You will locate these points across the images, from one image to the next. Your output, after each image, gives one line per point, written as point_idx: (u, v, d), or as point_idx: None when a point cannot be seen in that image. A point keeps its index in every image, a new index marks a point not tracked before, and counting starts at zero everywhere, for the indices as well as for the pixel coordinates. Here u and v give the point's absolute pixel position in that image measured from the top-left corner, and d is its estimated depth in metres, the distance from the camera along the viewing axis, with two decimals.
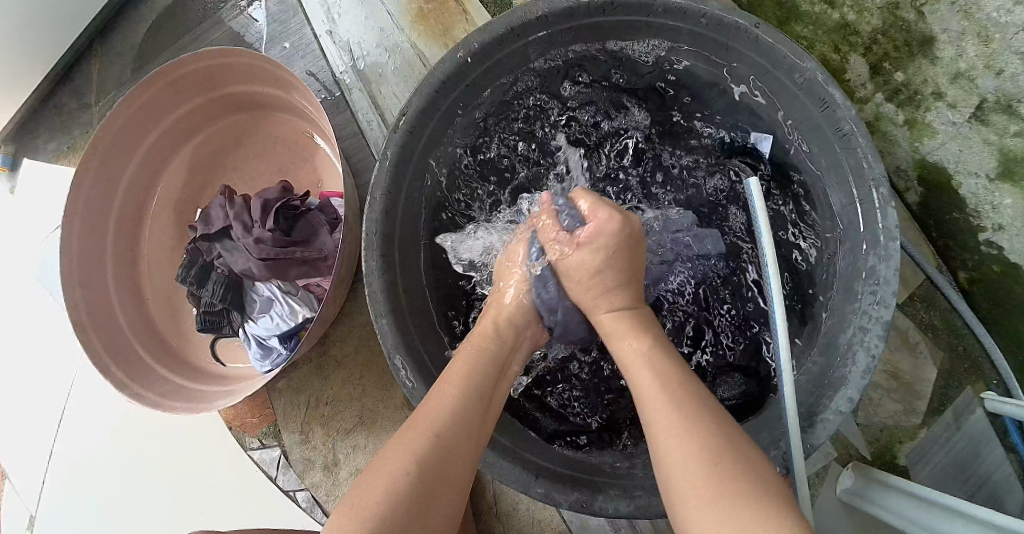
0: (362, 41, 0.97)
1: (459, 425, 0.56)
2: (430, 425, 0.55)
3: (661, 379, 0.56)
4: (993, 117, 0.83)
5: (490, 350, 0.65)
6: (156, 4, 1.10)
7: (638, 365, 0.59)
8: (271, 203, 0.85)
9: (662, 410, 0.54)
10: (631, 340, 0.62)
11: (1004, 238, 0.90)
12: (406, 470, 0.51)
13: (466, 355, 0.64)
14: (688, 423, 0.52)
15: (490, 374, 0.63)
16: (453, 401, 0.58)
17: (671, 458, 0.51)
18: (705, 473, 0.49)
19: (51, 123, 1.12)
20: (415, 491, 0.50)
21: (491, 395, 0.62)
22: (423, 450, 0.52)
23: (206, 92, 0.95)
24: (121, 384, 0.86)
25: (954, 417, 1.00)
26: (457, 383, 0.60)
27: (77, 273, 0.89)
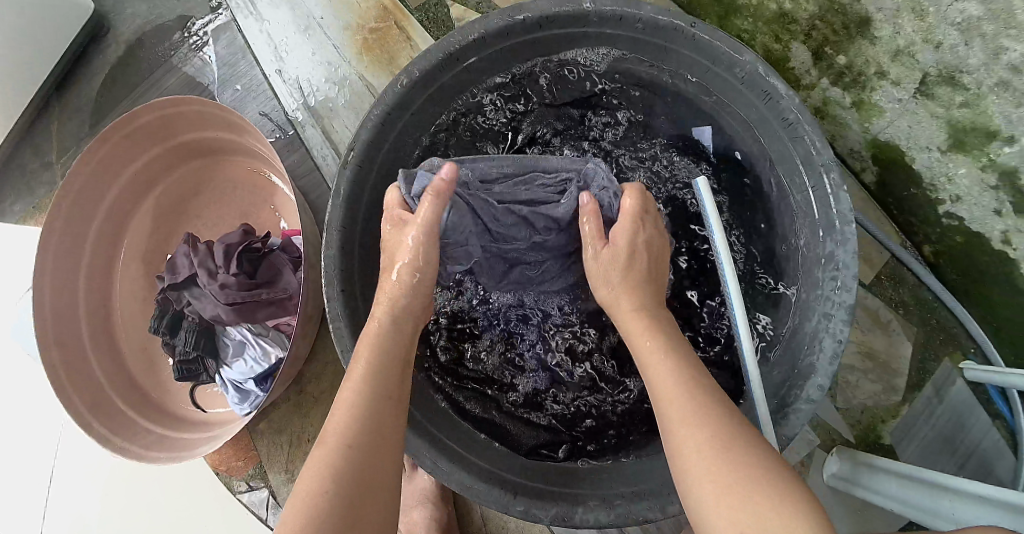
0: (311, 77, 0.98)
1: (370, 430, 0.55)
2: (339, 435, 0.54)
3: (676, 366, 0.58)
4: (937, 90, 0.83)
5: (384, 336, 0.63)
6: (108, 57, 1.11)
7: (657, 360, 0.59)
8: (233, 247, 0.86)
9: (676, 398, 0.55)
10: (648, 339, 0.62)
11: (963, 208, 0.91)
12: (323, 488, 0.51)
13: (364, 350, 0.61)
14: (700, 414, 0.53)
15: (392, 365, 0.61)
16: (356, 405, 0.56)
17: (688, 451, 0.52)
18: (718, 462, 0.50)
19: (15, 185, 1.12)
20: (337, 512, 0.50)
21: (398, 386, 0.60)
22: (337, 463, 0.52)
23: (162, 141, 0.95)
24: (105, 439, 0.86)
25: (934, 390, 1.00)
26: (359, 385, 0.58)
27: (52, 334, 0.90)
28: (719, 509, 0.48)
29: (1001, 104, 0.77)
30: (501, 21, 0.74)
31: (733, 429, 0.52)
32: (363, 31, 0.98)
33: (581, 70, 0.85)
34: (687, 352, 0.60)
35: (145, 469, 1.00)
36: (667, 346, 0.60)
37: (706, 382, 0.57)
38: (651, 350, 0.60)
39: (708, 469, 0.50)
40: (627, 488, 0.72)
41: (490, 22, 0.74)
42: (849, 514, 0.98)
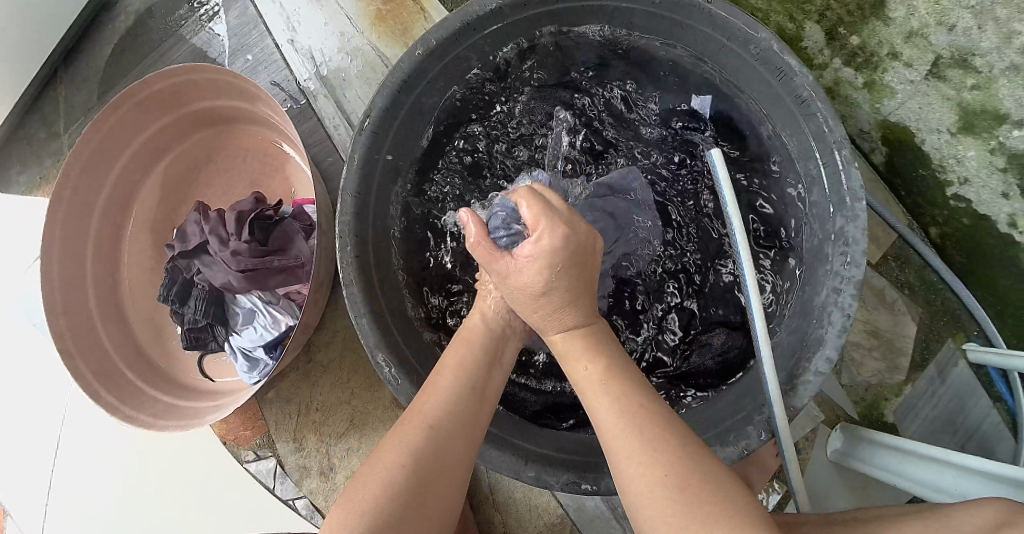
0: (323, 48, 0.98)
1: (454, 418, 0.58)
2: (426, 416, 0.57)
3: (618, 398, 0.56)
4: (949, 72, 0.84)
5: (482, 336, 0.67)
6: (116, 27, 1.10)
7: (597, 398, 0.57)
8: (246, 214, 0.86)
9: (626, 437, 0.53)
10: (584, 362, 0.60)
11: (971, 190, 0.92)
12: (402, 463, 0.53)
13: (460, 347, 0.65)
14: (649, 448, 0.52)
15: (483, 366, 0.64)
16: (448, 394, 0.59)
17: (637, 491, 0.51)
18: (679, 509, 0.49)
19: (23, 155, 1.11)
20: (410, 485, 0.52)
21: (486, 385, 0.63)
22: (420, 442, 0.55)
23: (173, 110, 0.95)
24: (113, 407, 0.86)
25: (938, 370, 1.02)
26: (451, 376, 0.61)
27: (61, 301, 0.90)
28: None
29: (1012, 88, 0.78)
30: None
31: (682, 464, 0.51)
32: (375, 2, 0.97)
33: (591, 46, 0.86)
34: (633, 375, 0.58)
35: (151, 440, 1.00)
36: (604, 374, 0.58)
37: (646, 406, 0.55)
38: (590, 378, 0.58)
39: (664, 509, 0.49)
40: None
41: None
42: (850, 492, 0.99)
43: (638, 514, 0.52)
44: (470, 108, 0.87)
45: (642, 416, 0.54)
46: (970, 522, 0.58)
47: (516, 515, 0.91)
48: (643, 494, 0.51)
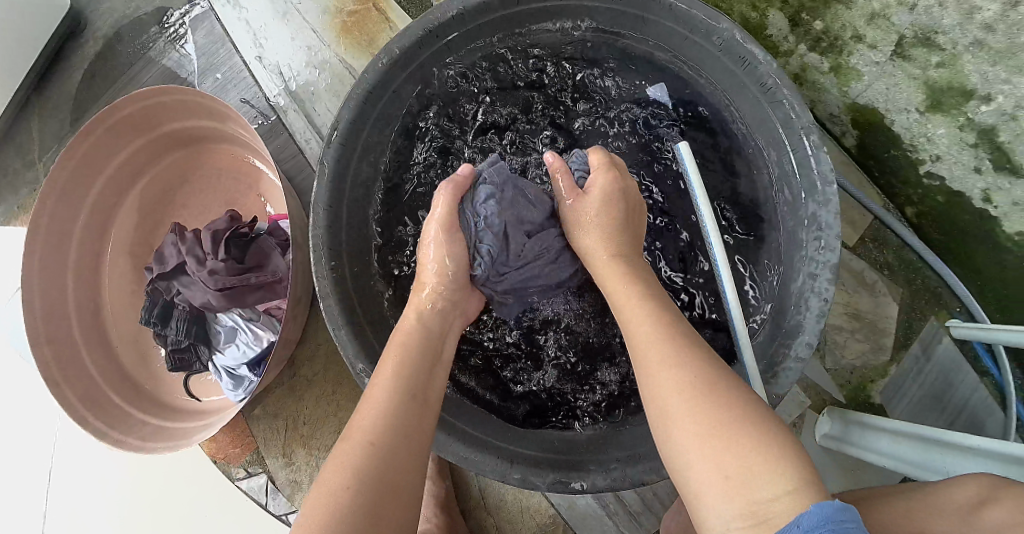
0: (291, 63, 0.98)
1: (396, 426, 0.57)
2: (365, 432, 0.55)
3: (653, 315, 0.59)
4: (913, 52, 0.84)
5: (412, 339, 0.65)
6: (85, 53, 1.10)
7: (635, 311, 0.61)
8: (220, 233, 0.86)
9: (655, 344, 0.56)
10: (625, 284, 0.64)
11: (943, 167, 0.92)
12: (348, 484, 0.52)
13: (391, 351, 0.64)
14: (677, 356, 0.55)
15: (422, 366, 0.63)
16: (386, 403, 0.58)
17: (665, 405, 0.53)
18: (707, 414, 0.50)
19: None
20: (358, 506, 0.51)
21: (424, 389, 0.61)
22: (362, 460, 0.53)
23: (144, 133, 0.95)
24: (101, 432, 0.86)
25: (922, 348, 1.02)
26: (387, 382, 0.60)
27: (43, 329, 0.90)
28: (701, 450, 0.49)
29: (977, 63, 0.79)
30: None
31: (708, 370, 0.53)
32: (340, 14, 0.98)
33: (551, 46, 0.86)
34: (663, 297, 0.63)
35: (143, 464, 1.00)
36: (639, 294, 0.62)
37: (670, 325, 0.58)
38: (628, 297, 0.63)
39: (691, 412, 0.51)
40: (622, 451, 0.73)
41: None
42: (841, 475, 1.00)
43: (664, 424, 0.53)
44: (433, 117, 0.86)
45: (671, 333, 0.57)
46: (955, 497, 0.58)
47: (508, 518, 0.91)
48: (670, 407, 0.52)
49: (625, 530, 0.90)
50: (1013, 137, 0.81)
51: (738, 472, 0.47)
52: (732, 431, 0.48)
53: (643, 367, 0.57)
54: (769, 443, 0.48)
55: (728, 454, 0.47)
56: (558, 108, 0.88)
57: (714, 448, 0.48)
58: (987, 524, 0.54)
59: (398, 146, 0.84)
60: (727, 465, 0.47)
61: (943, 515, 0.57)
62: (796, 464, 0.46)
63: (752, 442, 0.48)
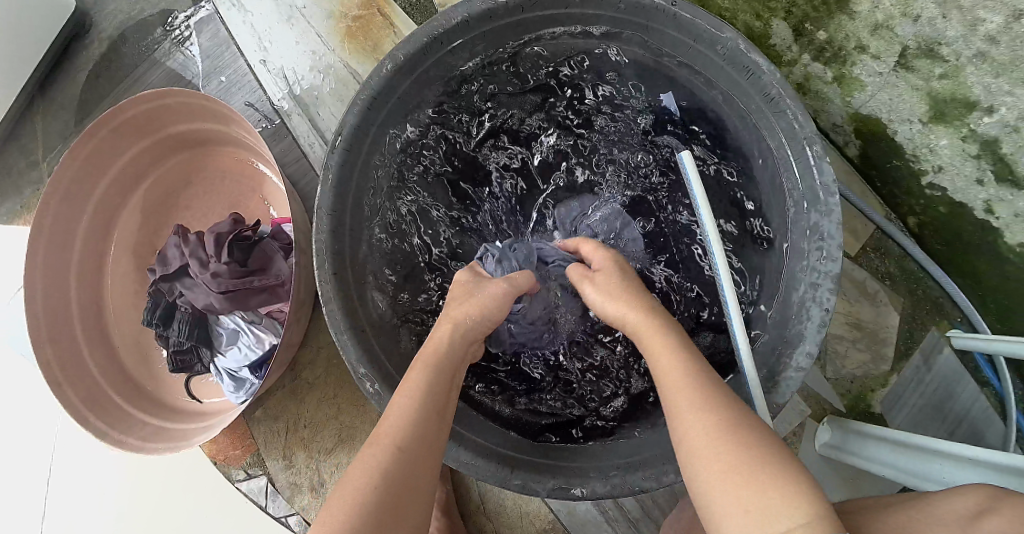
0: (296, 67, 0.99)
1: (419, 436, 0.57)
2: (392, 437, 0.56)
3: (680, 356, 0.59)
4: (916, 63, 0.85)
5: (447, 353, 0.65)
6: (91, 53, 1.10)
7: (660, 351, 0.60)
8: (224, 236, 0.86)
9: (681, 387, 0.56)
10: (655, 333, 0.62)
11: (945, 178, 0.93)
12: (371, 488, 0.52)
13: (421, 361, 0.64)
14: (703, 399, 0.55)
15: (448, 380, 0.63)
16: (411, 413, 0.58)
17: (693, 439, 0.53)
18: (731, 445, 0.51)
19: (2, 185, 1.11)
20: (380, 513, 0.51)
21: (448, 403, 0.63)
22: (389, 465, 0.54)
23: (150, 135, 0.95)
24: (102, 432, 0.86)
25: (923, 358, 1.03)
26: (414, 393, 0.60)
27: (45, 329, 0.90)
28: (727, 492, 0.49)
29: (980, 75, 0.79)
30: (484, 4, 0.74)
31: (734, 417, 0.53)
32: (345, 19, 0.98)
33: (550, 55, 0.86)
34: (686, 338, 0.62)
35: (144, 464, 1.01)
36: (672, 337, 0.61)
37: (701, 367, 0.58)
38: (657, 340, 0.61)
39: (717, 457, 0.51)
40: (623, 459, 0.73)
41: (473, 6, 0.74)
42: (841, 483, 1.00)
43: (691, 466, 0.53)
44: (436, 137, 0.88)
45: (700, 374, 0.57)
46: (953, 507, 0.58)
47: (507, 522, 0.92)
48: (696, 436, 0.53)
49: None
50: (1015, 149, 0.81)
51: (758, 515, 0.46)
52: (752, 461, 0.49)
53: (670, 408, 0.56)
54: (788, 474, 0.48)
55: (750, 498, 0.48)
56: (561, 113, 0.89)
57: (741, 494, 0.48)
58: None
59: (400, 161, 0.85)
60: (751, 514, 0.47)
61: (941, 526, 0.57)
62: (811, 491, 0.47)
63: (773, 475, 0.48)
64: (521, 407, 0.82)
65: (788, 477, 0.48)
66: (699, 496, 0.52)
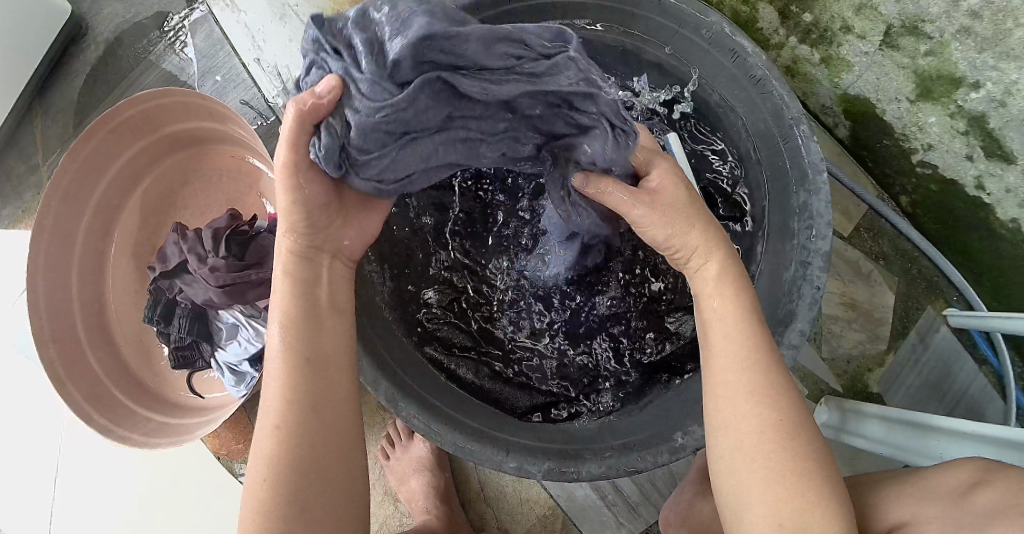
0: (289, 64, 1.00)
1: (294, 407, 0.53)
2: (271, 419, 0.53)
3: (749, 342, 0.56)
4: (901, 41, 0.85)
5: (294, 302, 0.56)
6: (89, 58, 1.12)
7: (733, 322, 0.57)
8: (221, 231, 0.88)
9: (746, 375, 0.55)
10: (726, 300, 0.58)
11: (935, 156, 0.94)
12: (264, 480, 0.52)
13: (273, 322, 0.56)
14: (771, 397, 0.54)
15: (304, 331, 0.55)
16: (279, 387, 0.53)
17: (745, 434, 0.53)
18: (786, 455, 0.52)
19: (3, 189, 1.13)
20: (281, 494, 0.51)
21: (322, 351, 0.55)
22: (275, 450, 0.52)
23: (147, 135, 0.96)
24: (107, 429, 0.88)
25: (920, 337, 1.04)
26: (277, 362, 0.55)
27: (48, 329, 0.91)
28: (765, 496, 0.51)
29: (965, 51, 0.79)
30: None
31: (797, 428, 0.53)
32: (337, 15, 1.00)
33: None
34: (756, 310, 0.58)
35: (149, 460, 1.02)
36: (745, 312, 0.57)
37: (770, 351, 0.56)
38: (727, 315, 0.58)
39: (766, 462, 0.52)
40: (616, 440, 0.75)
41: None
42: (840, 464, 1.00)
43: (727, 454, 0.54)
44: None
45: (768, 362, 0.55)
46: (945, 480, 0.56)
47: (508, 508, 0.93)
48: (746, 427, 0.53)
49: (624, 521, 0.92)
50: (1003, 124, 0.82)
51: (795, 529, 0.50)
52: (800, 477, 0.51)
53: (721, 391, 0.56)
54: (825, 502, 0.51)
55: (792, 511, 0.50)
56: None
57: (783, 505, 0.51)
58: (977, 509, 0.51)
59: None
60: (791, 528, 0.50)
61: (936, 501, 0.55)
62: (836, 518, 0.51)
63: (815, 498, 0.51)
64: (516, 384, 0.83)
65: (822, 493, 0.51)
66: (724, 482, 0.55)
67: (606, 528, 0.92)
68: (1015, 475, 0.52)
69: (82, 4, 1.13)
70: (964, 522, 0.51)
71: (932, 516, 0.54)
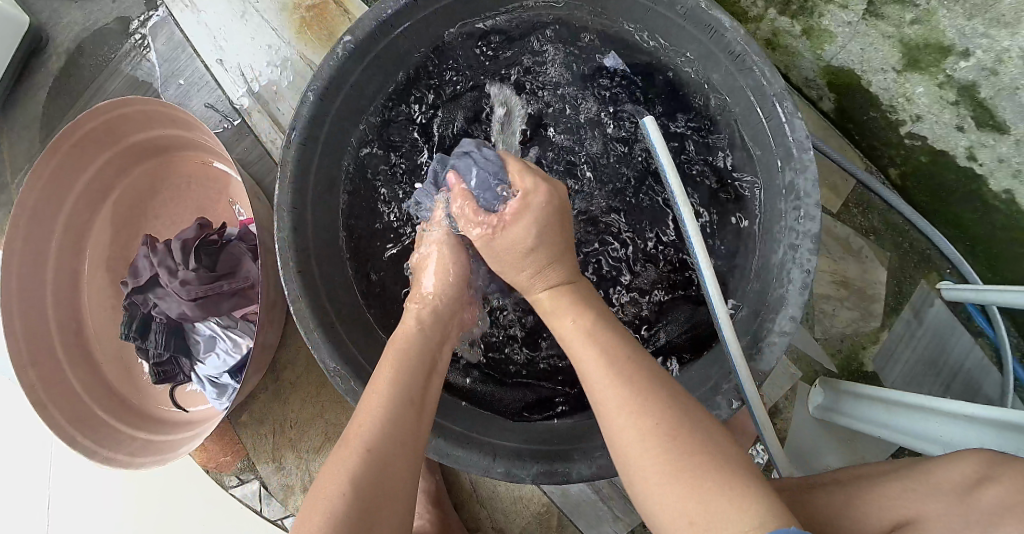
0: (252, 63, 0.97)
1: (392, 433, 0.56)
2: (361, 438, 0.55)
3: (605, 357, 0.57)
4: (886, 10, 0.82)
5: (413, 344, 0.66)
6: (49, 69, 1.08)
7: (585, 342, 0.59)
8: (190, 242, 0.85)
9: (610, 386, 0.54)
10: (570, 319, 0.62)
11: (924, 127, 0.92)
12: (340, 492, 0.51)
13: (392, 356, 0.64)
14: (640, 400, 0.53)
15: (419, 376, 0.63)
16: (383, 409, 0.58)
17: (629, 443, 0.51)
18: (669, 453, 0.49)
19: None
20: (356, 511, 0.50)
21: (421, 397, 0.62)
22: (355, 469, 0.52)
23: (112, 146, 0.92)
24: (91, 452, 0.84)
25: (914, 313, 1.03)
26: (388, 386, 0.60)
27: (28, 353, 0.88)
28: (667, 501, 0.48)
29: (952, 18, 0.76)
30: None
31: (679, 419, 0.51)
32: (298, 9, 0.97)
33: (497, 31, 0.85)
34: (609, 325, 0.61)
35: (141, 478, 1.01)
36: (588, 327, 0.60)
37: (631, 358, 0.57)
38: (576, 331, 0.61)
39: (655, 464, 0.49)
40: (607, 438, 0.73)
41: None
42: (837, 446, 1.00)
43: (627, 467, 0.52)
44: (389, 134, 0.85)
45: (630, 368, 0.55)
46: (949, 476, 0.54)
47: (501, 508, 0.93)
48: (628, 436, 0.52)
49: (619, 512, 0.92)
50: (993, 93, 0.79)
51: (705, 524, 0.45)
52: (698, 472, 0.48)
53: (600, 408, 0.55)
54: (738, 486, 0.47)
55: (698, 507, 0.46)
56: (522, 84, 0.86)
57: (688, 505, 0.47)
58: (984, 506, 0.50)
59: (360, 159, 0.83)
60: (701, 523, 0.46)
61: (938, 496, 0.54)
62: (761, 499, 0.46)
63: (722, 484, 0.47)
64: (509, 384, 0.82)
65: (729, 482, 0.47)
66: (639, 498, 0.51)
67: (602, 522, 0.92)
68: (1022, 470, 0.51)
69: (40, 14, 1.08)
70: (975, 520, 0.50)
71: (938, 513, 0.52)
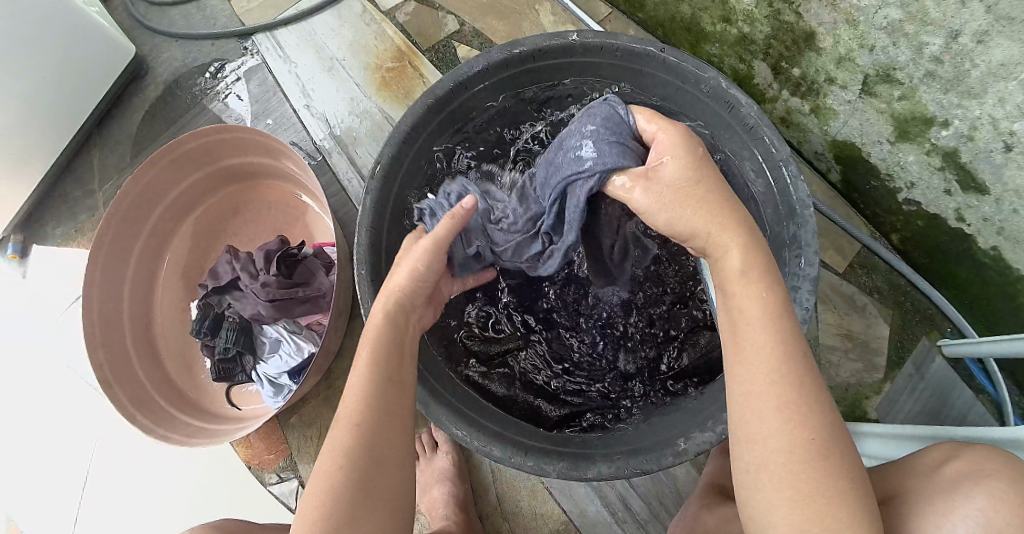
0: (336, 112, 1.13)
1: (375, 410, 0.58)
2: (348, 420, 0.57)
3: (787, 371, 0.52)
4: (878, 88, 0.95)
5: (388, 321, 0.63)
6: (147, 94, 1.25)
7: (752, 329, 0.54)
8: (273, 253, 0.97)
9: (782, 403, 0.51)
10: (754, 294, 0.55)
11: (917, 194, 1.03)
12: (339, 472, 0.55)
13: (367, 337, 0.62)
14: (804, 419, 0.51)
15: (395, 351, 0.62)
16: (362, 392, 0.58)
17: (772, 458, 0.51)
18: (815, 479, 0.50)
19: (58, 211, 1.22)
20: (355, 487, 0.54)
21: (401, 368, 0.61)
22: (346, 449, 0.56)
23: (204, 167, 1.06)
24: (148, 428, 0.93)
25: (915, 368, 1.10)
26: (363, 369, 0.60)
27: (100, 336, 0.98)
28: (787, 513, 0.50)
29: (932, 93, 0.88)
30: (500, 54, 0.87)
31: (832, 450, 0.51)
32: (380, 71, 1.14)
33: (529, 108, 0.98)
34: (788, 314, 0.55)
35: (181, 471, 1.07)
36: (772, 307, 0.54)
37: (805, 359, 0.53)
38: (755, 316, 0.54)
39: (794, 480, 0.50)
40: (624, 446, 0.79)
41: (491, 56, 0.87)
42: None
43: (756, 470, 0.52)
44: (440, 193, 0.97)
45: (801, 371, 0.52)
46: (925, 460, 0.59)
47: (523, 523, 0.97)
48: (774, 441, 0.51)
49: None
50: (973, 157, 0.90)
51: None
52: (831, 505, 0.49)
53: (746, 400, 0.53)
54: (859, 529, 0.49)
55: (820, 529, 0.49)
56: None
57: (807, 517, 0.49)
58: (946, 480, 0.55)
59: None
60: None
61: (915, 475, 0.59)
62: None
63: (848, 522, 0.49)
64: (545, 397, 0.89)
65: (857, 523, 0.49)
66: (747, 488, 0.53)
67: None
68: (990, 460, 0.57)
69: (143, 48, 1.27)
70: (938, 487, 0.55)
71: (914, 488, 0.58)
